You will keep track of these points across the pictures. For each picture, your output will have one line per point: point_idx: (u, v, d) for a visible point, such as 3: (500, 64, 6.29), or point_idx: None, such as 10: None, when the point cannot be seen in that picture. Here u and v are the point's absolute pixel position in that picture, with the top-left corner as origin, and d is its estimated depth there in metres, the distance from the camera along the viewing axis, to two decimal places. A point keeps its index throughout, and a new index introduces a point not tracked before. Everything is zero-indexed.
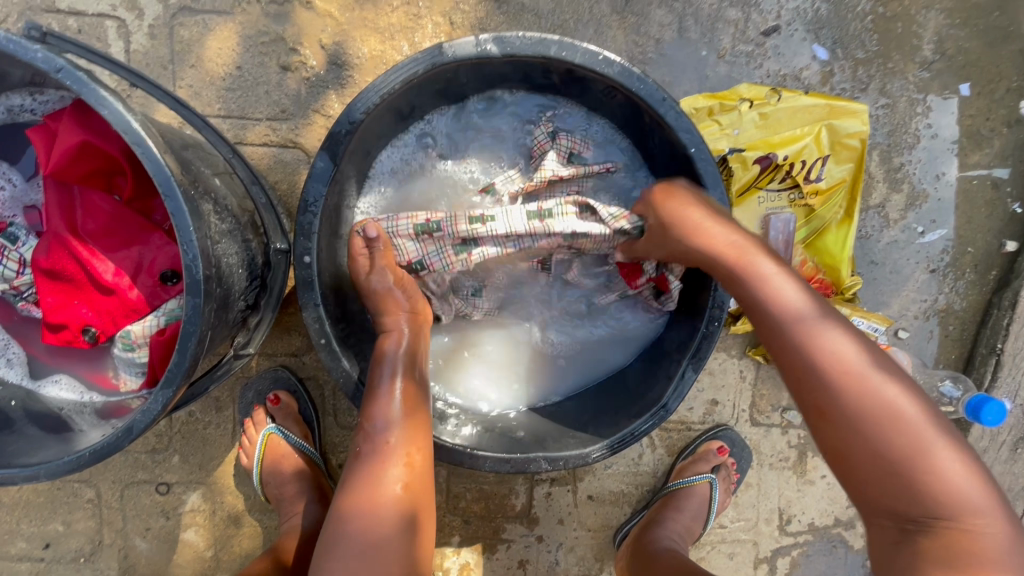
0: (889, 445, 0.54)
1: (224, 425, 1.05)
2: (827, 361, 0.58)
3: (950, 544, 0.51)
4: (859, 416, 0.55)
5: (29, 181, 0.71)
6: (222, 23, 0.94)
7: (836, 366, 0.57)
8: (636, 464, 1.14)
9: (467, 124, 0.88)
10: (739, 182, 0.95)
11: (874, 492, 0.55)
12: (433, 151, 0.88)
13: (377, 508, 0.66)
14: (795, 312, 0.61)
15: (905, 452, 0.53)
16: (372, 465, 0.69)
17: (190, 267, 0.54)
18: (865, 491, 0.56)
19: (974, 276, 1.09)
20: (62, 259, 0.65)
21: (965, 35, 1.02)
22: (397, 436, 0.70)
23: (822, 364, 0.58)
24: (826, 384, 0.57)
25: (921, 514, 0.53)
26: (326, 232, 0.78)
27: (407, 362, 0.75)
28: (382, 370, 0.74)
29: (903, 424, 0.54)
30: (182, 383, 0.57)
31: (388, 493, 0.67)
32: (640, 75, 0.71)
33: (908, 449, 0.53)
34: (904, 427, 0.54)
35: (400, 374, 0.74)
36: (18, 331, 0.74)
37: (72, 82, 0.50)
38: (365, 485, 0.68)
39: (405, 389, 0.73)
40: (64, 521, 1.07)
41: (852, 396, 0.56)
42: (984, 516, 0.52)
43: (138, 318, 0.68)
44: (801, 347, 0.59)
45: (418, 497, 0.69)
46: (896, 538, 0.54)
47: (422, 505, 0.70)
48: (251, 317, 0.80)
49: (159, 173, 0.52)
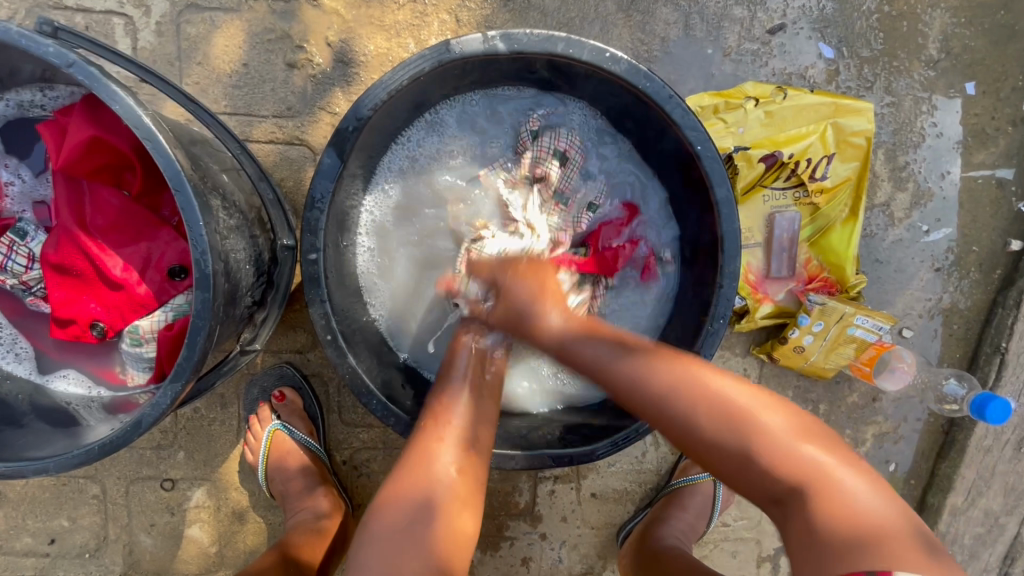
0: (733, 436, 0.60)
1: (229, 421, 1.05)
2: (685, 380, 0.64)
3: (820, 502, 0.56)
4: (699, 422, 0.61)
5: (37, 177, 0.71)
6: (229, 20, 0.94)
7: (667, 381, 0.64)
8: (640, 462, 1.14)
9: (473, 120, 0.89)
10: (744, 179, 0.97)
11: (743, 478, 0.60)
12: (440, 148, 0.89)
13: (427, 488, 0.64)
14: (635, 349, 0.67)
15: (747, 439, 0.60)
16: (422, 446, 0.67)
17: (200, 262, 0.54)
18: (738, 480, 0.61)
19: (978, 275, 1.09)
20: (71, 254, 0.65)
21: (970, 34, 1.02)
22: (453, 423, 0.69)
23: (664, 395, 0.63)
24: (663, 404, 0.63)
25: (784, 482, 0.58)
26: (333, 228, 0.78)
27: (480, 359, 0.77)
28: (458, 362, 0.76)
29: (753, 422, 0.60)
30: (191, 378, 0.57)
31: (438, 474, 0.65)
32: (647, 73, 0.71)
33: (747, 430, 0.60)
34: (734, 420, 0.60)
35: (471, 367, 0.76)
36: (25, 326, 0.74)
37: (84, 77, 0.50)
38: (417, 465, 0.65)
39: (475, 381, 0.74)
40: (70, 517, 1.07)
41: (690, 404, 0.62)
42: (851, 492, 0.56)
43: (147, 313, 0.68)
44: (641, 382, 0.64)
45: (468, 487, 0.66)
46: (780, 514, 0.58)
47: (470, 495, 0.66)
48: (257, 313, 0.80)
49: (170, 168, 0.52)
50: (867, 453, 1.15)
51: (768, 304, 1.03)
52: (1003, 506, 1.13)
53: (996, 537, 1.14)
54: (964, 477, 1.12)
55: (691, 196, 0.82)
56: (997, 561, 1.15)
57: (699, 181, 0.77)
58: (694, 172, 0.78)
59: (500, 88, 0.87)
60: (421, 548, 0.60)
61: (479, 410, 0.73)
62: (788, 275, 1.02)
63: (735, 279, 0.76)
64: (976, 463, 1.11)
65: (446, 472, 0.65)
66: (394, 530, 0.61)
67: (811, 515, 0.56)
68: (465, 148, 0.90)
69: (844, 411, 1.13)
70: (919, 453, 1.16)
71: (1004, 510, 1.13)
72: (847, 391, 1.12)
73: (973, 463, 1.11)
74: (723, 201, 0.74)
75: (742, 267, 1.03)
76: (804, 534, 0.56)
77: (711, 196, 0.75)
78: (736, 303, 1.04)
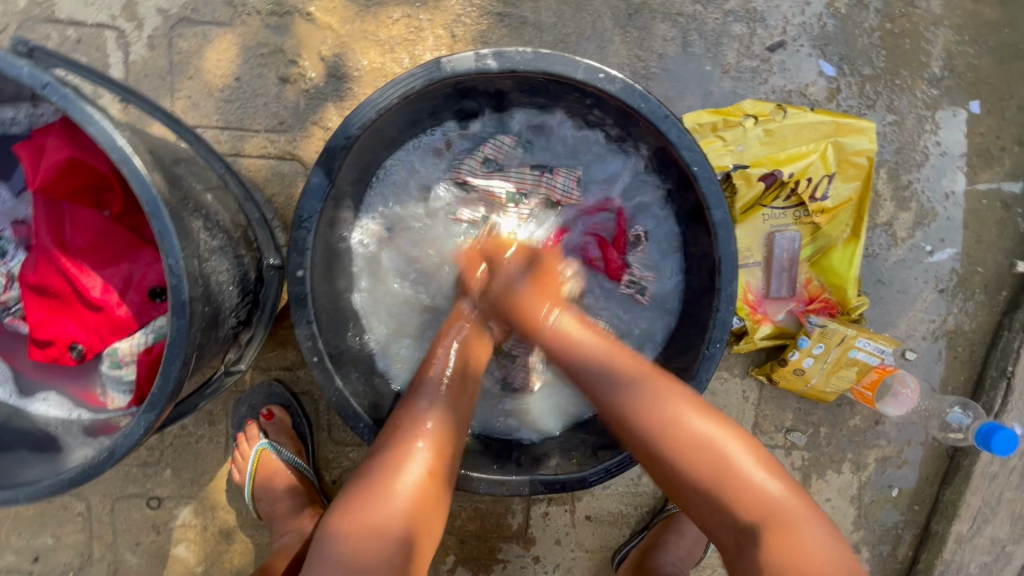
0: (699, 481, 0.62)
1: (217, 439, 1.04)
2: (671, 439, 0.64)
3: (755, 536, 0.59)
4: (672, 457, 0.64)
5: (18, 196, 0.69)
6: (222, 34, 0.93)
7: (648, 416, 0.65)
8: (635, 484, 1.12)
9: (451, 142, 0.87)
10: (743, 199, 0.95)
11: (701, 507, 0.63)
12: (416, 177, 0.88)
13: (383, 516, 0.62)
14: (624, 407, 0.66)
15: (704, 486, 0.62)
16: (389, 464, 0.65)
17: (176, 288, 0.52)
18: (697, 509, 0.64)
19: (983, 296, 1.07)
20: (49, 275, 0.63)
21: (975, 52, 1.00)
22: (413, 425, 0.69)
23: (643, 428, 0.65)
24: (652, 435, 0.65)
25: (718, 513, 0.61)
26: (322, 248, 0.77)
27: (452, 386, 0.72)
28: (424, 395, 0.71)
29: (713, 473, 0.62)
30: (167, 406, 0.55)
31: (393, 501, 0.63)
32: (642, 93, 0.70)
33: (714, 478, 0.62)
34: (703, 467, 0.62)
35: (440, 400, 0.71)
36: (4, 345, 0.72)
37: (58, 99, 0.49)
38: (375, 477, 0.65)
39: (445, 409, 0.70)
40: (54, 534, 1.06)
41: (687, 458, 0.62)
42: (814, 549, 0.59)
43: (127, 335, 0.66)
44: (632, 409, 0.66)
45: (426, 509, 0.65)
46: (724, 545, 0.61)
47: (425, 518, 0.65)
48: (242, 333, 0.78)
49: (146, 192, 0.51)
50: (870, 478, 1.12)
51: (767, 325, 1.01)
52: (1010, 534, 1.10)
53: (1002, 566, 1.11)
54: (969, 503, 1.09)
55: (687, 215, 0.80)
56: None
57: (695, 202, 0.76)
58: (690, 194, 0.77)
59: (490, 108, 0.85)
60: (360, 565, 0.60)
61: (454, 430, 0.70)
62: (788, 295, 1.00)
63: (732, 303, 0.74)
64: (981, 490, 1.09)
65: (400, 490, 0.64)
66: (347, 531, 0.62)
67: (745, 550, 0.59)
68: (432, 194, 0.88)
69: (846, 434, 1.11)
70: (923, 479, 1.13)
71: (1011, 538, 1.10)
72: (848, 414, 1.10)
73: (979, 489, 1.09)
74: (719, 223, 0.72)
75: (741, 286, 1.01)
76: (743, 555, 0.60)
77: (707, 218, 0.73)
78: (735, 323, 1.02)
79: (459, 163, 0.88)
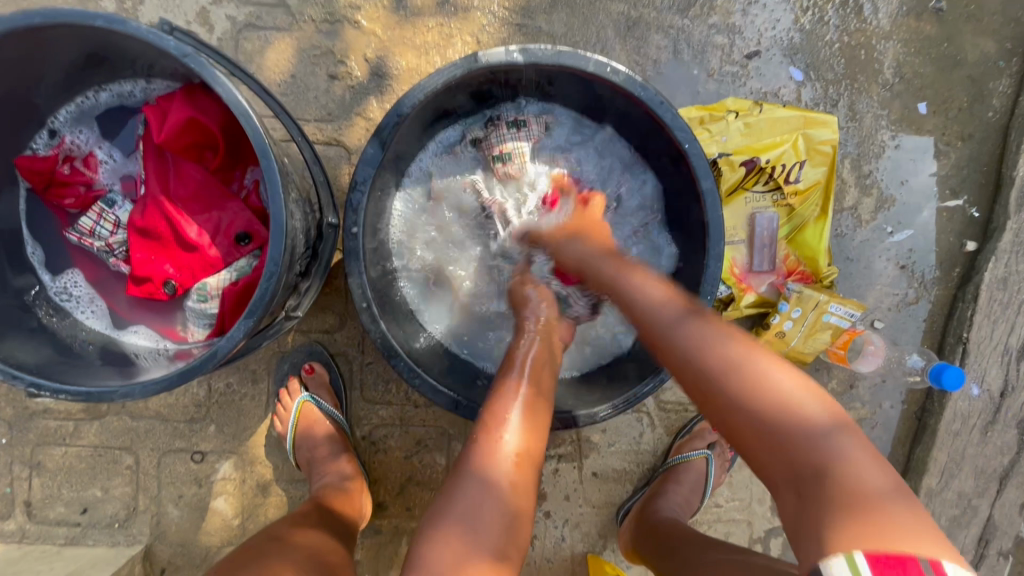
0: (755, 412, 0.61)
1: (259, 397, 1.14)
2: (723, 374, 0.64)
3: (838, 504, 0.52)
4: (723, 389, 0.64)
5: (127, 157, 0.84)
6: (281, 38, 1.09)
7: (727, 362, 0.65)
8: (637, 443, 1.23)
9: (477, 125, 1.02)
10: (727, 182, 1.11)
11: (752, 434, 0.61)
12: (446, 152, 1.03)
13: (491, 469, 0.71)
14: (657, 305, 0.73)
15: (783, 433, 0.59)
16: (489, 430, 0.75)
17: (277, 216, 0.66)
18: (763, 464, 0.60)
19: (939, 272, 1.22)
20: (155, 219, 0.77)
21: (920, 62, 1.18)
22: (520, 399, 0.78)
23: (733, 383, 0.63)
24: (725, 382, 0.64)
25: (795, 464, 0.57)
26: (371, 211, 0.90)
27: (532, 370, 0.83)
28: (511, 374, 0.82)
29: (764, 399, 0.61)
30: (262, 315, 0.68)
31: (503, 457, 0.72)
32: (642, 82, 0.85)
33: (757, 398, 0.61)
34: (782, 406, 0.60)
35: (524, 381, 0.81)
36: (102, 286, 0.84)
37: (195, 66, 0.63)
38: (487, 464, 0.72)
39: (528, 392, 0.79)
40: (103, 487, 1.15)
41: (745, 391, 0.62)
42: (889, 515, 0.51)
43: (214, 273, 0.79)
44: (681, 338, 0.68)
45: (523, 483, 0.72)
46: (797, 506, 0.56)
47: (528, 479, 0.73)
48: (301, 283, 0.89)
49: (259, 140, 0.64)
50: None
51: (751, 294, 1.15)
52: (974, 488, 1.23)
53: (970, 519, 1.23)
54: (936, 459, 1.22)
55: (681, 188, 0.94)
56: (973, 543, 1.24)
57: (688, 174, 0.90)
58: (683, 168, 0.91)
59: (492, 107, 1.02)
60: (485, 503, 0.68)
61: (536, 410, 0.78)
62: (768, 269, 1.15)
63: (719, 260, 0.88)
64: (947, 446, 1.22)
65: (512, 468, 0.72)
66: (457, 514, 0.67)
67: (825, 508, 0.53)
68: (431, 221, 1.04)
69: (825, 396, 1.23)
70: (895, 439, 1.26)
71: (975, 492, 1.23)
72: (826, 378, 1.23)
73: (945, 446, 1.22)
74: (708, 190, 0.87)
75: (727, 260, 1.16)
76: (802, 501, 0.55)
77: (698, 186, 0.87)
78: (722, 292, 1.15)
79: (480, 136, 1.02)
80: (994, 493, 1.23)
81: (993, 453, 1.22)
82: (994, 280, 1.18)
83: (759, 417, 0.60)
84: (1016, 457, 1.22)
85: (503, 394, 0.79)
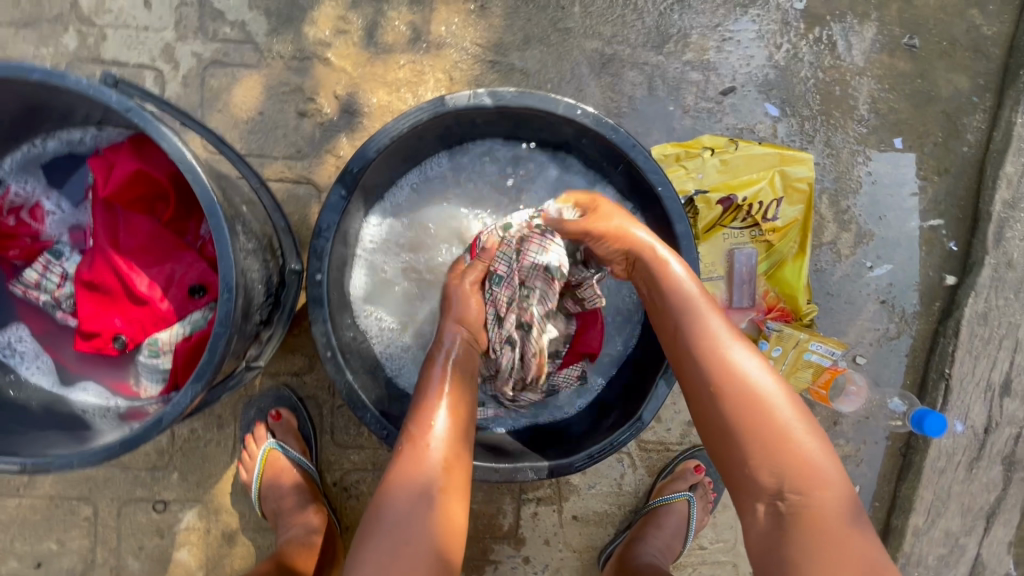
0: (755, 436, 0.65)
1: (224, 442, 1.10)
2: (739, 399, 0.66)
3: (815, 534, 0.60)
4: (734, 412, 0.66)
5: (76, 207, 0.82)
6: (249, 75, 1.06)
7: (749, 394, 0.66)
8: (618, 485, 1.20)
9: (449, 163, 1.00)
10: (704, 220, 1.10)
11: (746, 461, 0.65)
12: (415, 190, 1.00)
13: (415, 476, 0.70)
14: (700, 329, 0.71)
15: (789, 469, 0.63)
16: (414, 450, 0.72)
17: (226, 276, 0.63)
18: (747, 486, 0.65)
19: (920, 306, 1.21)
20: (103, 273, 0.75)
21: (895, 97, 1.18)
22: (443, 404, 0.75)
23: (736, 398, 0.66)
24: (741, 414, 0.66)
25: (792, 502, 0.62)
26: (336, 255, 0.87)
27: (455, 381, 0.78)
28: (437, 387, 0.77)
29: (765, 428, 0.65)
30: (210, 379, 0.65)
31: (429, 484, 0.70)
32: (613, 125, 0.83)
33: (768, 436, 0.64)
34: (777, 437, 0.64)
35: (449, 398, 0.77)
36: (48, 341, 0.81)
37: (138, 120, 0.60)
38: (411, 479, 0.70)
39: (453, 416, 0.75)
40: (59, 540, 1.09)
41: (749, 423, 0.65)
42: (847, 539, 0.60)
43: (166, 327, 0.77)
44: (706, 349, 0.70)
45: (456, 518, 0.71)
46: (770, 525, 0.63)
47: (452, 529, 0.70)
48: (264, 331, 0.87)
49: (206, 196, 0.61)
50: None
51: None
52: (961, 526, 1.20)
53: (957, 558, 1.21)
54: (922, 497, 1.20)
55: (657, 230, 0.92)
56: None
57: (663, 218, 0.88)
58: (657, 211, 0.89)
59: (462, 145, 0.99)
60: (403, 544, 0.67)
61: (461, 429, 0.76)
62: (748, 305, 1.13)
63: None
64: (932, 484, 1.20)
65: (436, 516, 0.69)
66: (387, 530, 0.67)
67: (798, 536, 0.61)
68: (403, 277, 0.99)
69: None
70: (881, 476, 1.23)
71: (962, 530, 1.20)
72: (809, 415, 1.20)
73: (931, 483, 1.19)
74: (682, 235, 0.85)
75: (707, 297, 1.14)
76: (774, 538, 0.62)
77: (672, 231, 0.85)
78: None
79: (450, 176, 1.00)
80: (981, 531, 1.20)
81: (978, 490, 1.20)
82: (975, 314, 1.17)
83: (764, 441, 0.64)
84: (1002, 493, 1.20)
85: (428, 405, 0.76)
